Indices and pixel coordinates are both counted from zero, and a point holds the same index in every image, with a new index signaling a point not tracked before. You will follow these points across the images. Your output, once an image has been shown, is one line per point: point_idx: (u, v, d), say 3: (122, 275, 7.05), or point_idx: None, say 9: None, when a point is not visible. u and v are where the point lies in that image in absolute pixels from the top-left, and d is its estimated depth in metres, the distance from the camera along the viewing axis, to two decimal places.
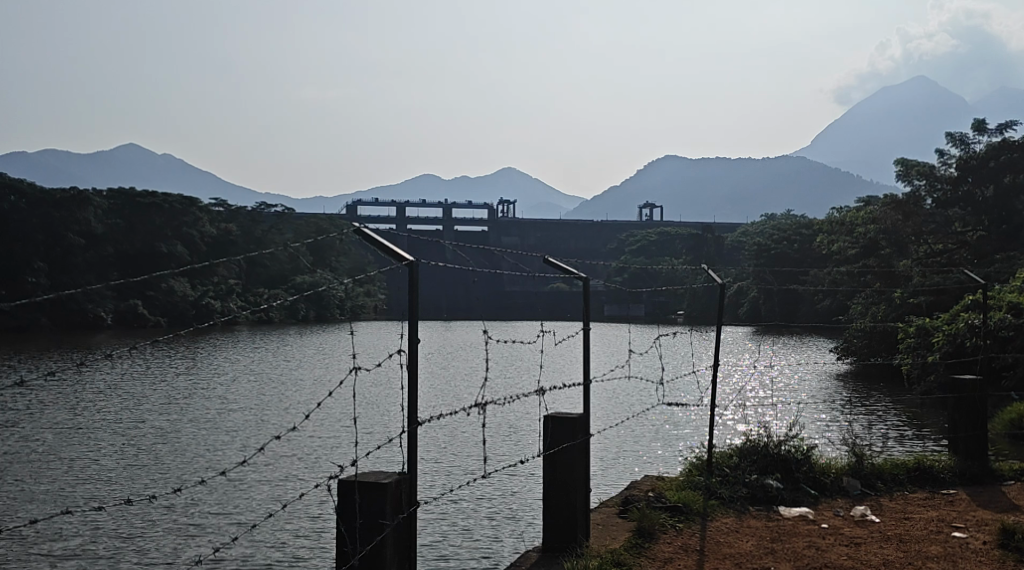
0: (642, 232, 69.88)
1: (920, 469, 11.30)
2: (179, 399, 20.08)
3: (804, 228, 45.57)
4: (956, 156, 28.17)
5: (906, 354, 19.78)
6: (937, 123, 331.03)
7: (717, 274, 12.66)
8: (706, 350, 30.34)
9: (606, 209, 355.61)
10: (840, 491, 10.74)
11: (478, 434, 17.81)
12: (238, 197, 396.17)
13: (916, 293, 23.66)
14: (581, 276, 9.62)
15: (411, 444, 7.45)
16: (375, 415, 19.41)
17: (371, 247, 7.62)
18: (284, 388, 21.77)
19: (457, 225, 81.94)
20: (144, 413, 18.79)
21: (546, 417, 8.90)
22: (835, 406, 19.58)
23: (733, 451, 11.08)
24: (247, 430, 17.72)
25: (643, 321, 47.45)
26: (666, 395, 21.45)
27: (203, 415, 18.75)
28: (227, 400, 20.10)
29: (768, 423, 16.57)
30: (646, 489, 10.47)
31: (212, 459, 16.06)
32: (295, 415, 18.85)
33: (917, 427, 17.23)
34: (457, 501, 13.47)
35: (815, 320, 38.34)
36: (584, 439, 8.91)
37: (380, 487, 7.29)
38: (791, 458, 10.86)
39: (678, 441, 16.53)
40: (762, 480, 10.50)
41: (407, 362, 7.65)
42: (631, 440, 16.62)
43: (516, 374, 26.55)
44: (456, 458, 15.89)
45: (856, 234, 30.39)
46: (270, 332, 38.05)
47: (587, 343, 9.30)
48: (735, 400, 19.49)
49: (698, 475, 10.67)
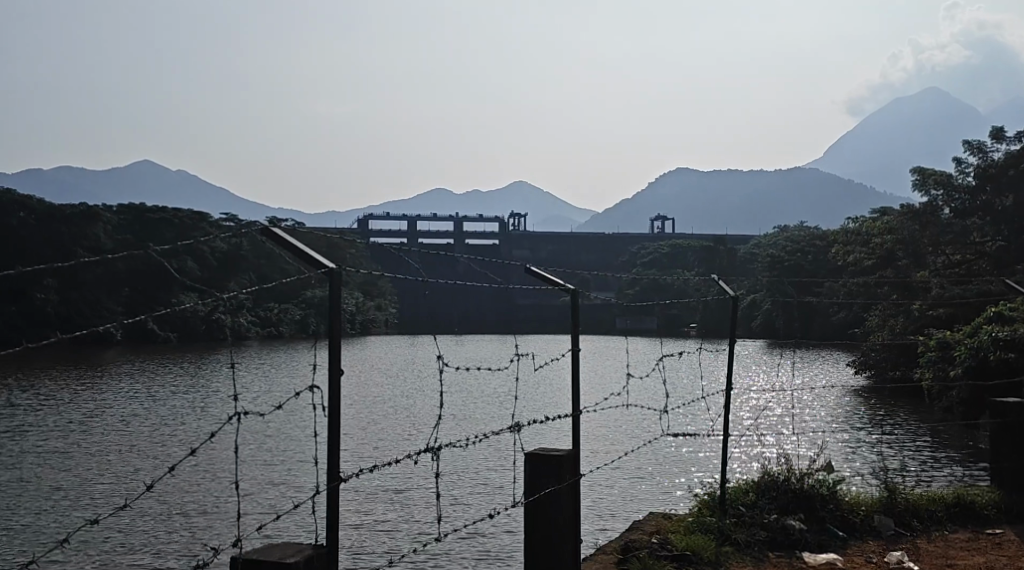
0: (656, 244, 69.44)
1: (961, 504, 10.62)
2: (168, 421, 19.49)
3: (818, 239, 45.15)
4: (974, 165, 27.41)
5: (926, 371, 19.10)
6: (951, 133, 329.41)
7: (730, 286, 11.85)
8: (718, 372, 29.89)
9: (618, 222, 354.73)
10: (872, 532, 10.09)
11: (478, 463, 17.20)
12: (249, 211, 396.15)
13: (934, 307, 23.08)
14: (569, 286, 9.00)
15: (330, 504, 6.69)
16: (370, 455, 18.89)
17: (284, 249, 7.43)
18: (281, 418, 21.23)
19: (469, 238, 81.60)
20: (131, 435, 18.16)
21: (529, 456, 8.28)
22: (856, 428, 18.97)
23: (747, 484, 10.45)
24: (231, 461, 17.09)
25: (656, 338, 47.02)
26: (676, 422, 21.03)
27: (190, 437, 18.10)
28: (220, 423, 19.52)
29: (785, 452, 16.00)
30: (651, 532, 9.78)
31: (188, 492, 15.39)
32: (284, 446, 18.29)
33: (945, 452, 16.59)
34: (451, 545, 12.84)
35: (831, 333, 37.86)
36: (571, 481, 8.29)
37: (284, 567, 6.59)
38: (816, 496, 10.19)
39: (689, 473, 15.90)
40: (783, 521, 9.82)
41: (327, 404, 6.99)
42: (641, 472, 16.08)
43: (526, 394, 26.17)
44: (458, 492, 15.25)
45: (873, 245, 29.93)
46: (279, 348, 37.67)
47: (576, 363, 8.67)
48: (750, 426, 18.95)
49: (708, 515, 9.97)
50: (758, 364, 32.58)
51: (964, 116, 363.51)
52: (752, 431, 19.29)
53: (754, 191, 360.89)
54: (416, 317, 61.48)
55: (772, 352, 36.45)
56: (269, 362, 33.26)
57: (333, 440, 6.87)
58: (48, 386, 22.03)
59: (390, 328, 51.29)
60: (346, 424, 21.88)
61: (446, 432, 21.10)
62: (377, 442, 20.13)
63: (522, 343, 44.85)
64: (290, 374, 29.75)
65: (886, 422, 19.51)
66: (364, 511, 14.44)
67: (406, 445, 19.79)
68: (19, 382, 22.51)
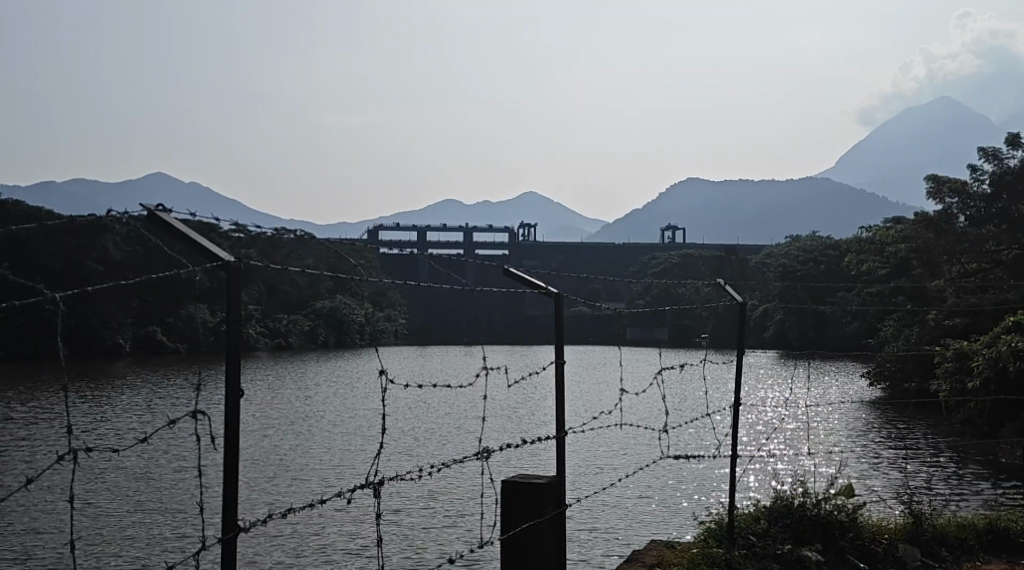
0: (668, 254, 68.89)
1: (993, 532, 10.17)
2: (156, 455, 19.19)
3: (830, 248, 44.64)
4: (990, 172, 26.83)
5: (943, 383, 18.58)
6: (963, 143, 327.96)
7: (741, 293, 11.35)
8: (729, 386, 29.46)
9: (630, 233, 354.00)
10: (896, 563, 9.57)
11: (477, 486, 16.79)
12: (260, 222, 396.61)
13: (951, 317, 22.56)
14: (551, 290, 8.49)
15: (226, 556, 6.23)
16: (365, 470, 18.50)
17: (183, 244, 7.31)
18: (276, 441, 20.99)
19: (479, 249, 81.24)
20: (110, 471, 17.84)
21: (511, 485, 7.91)
22: (870, 445, 18.47)
23: (759, 511, 10.13)
24: (208, 492, 16.70)
25: (667, 349, 46.51)
26: (686, 440, 20.59)
27: (167, 474, 17.76)
28: (210, 458, 19.23)
29: (797, 476, 15.53)
30: (653, 565, 9.32)
31: (159, 525, 15.04)
32: (268, 475, 18.13)
33: (964, 471, 16.08)
34: None
35: (844, 344, 37.32)
36: (553, 513, 7.93)
37: None
38: (835, 523, 9.72)
39: (695, 498, 15.45)
40: (800, 552, 9.32)
41: (228, 443, 6.50)
42: (644, 497, 15.66)
43: (534, 407, 25.74)
44: (448, 518, 14.74)
45: (889, 253, 29.48)
46: (287, 361, 37.38)
47: (560, 376, 8.23)
48: (760, 449, 18.50)
49: (717, 546, 9.50)
50: (770, 376, 32.12)
51: (977, 125, 362.00)
52: (762, 449, 18.81)
53: (765, 201, 359.82)
54: (425, 328, 61.14)
55: (784, 363, 35.93)
56: (273, 375, 32.82)
57: (232, 486, 6.36)
58: (54, 401, 21.87)
59: (398, 339, 50.94)
60: (346, 437, 21.45)
61: (449, 445, 20.67)
62: (379, 455, 19.70)
63: (531, 355, 44.44)
64: (294, 388, 29.41)
65: (902, 438, 19.01)
66: (355, 536, 14.08)
67: (406, 458, 19.35)
68: (22, 397, 22.26)
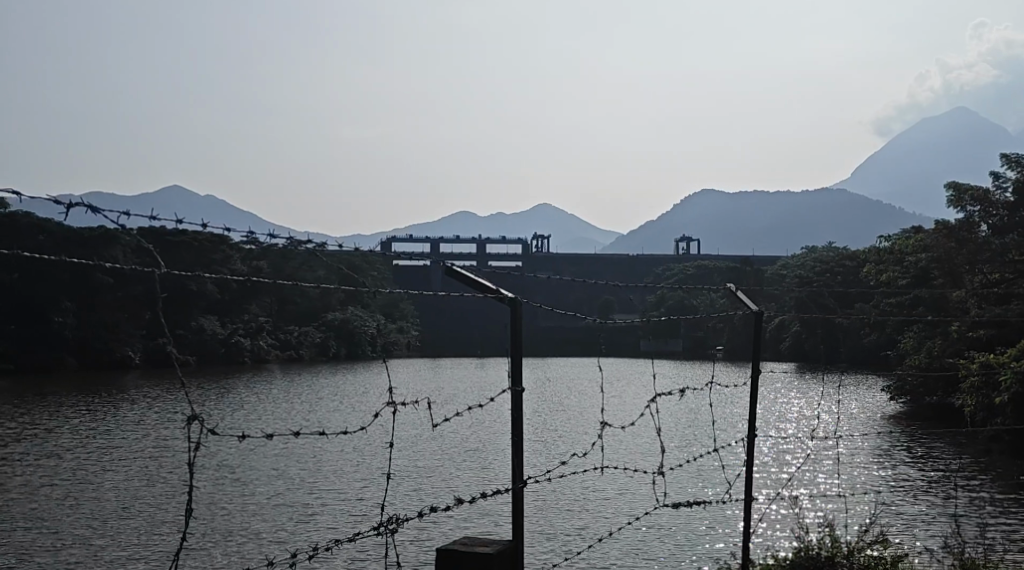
0: (682, 264, 68.04)
1: None
2: (141, 475, 18.27)
3: (847, 257, 43.82)
4: (1013, 179, 25.95)
5: (968, 399, 17.82)
6: (981, 152, 325.48)
7: (754, 300, 10.41)
8: (747, 404, 28.77)
9: (644, 244, 352.52)
10: None
11: (482, 516, 16.18)
12: (275, 233, 396.94)
13: (975, 328, 21.75)
14: (504, 297, 7.95)
15: None
16: (366, 489, 17.70)
17: None
18: (282, 460, 20.22)
19: (492, 259, 80.45)
20: (95, 490, 17.14)
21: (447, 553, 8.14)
22: (896, 469, 17.72)
23: (778, 564, 9.37)
24: (199, 518, 15.97)
25: (682, 361, 45.73)
26: (705, 467, 19.89)
27: (143, 498, 16.81)
28: (204, 478, 18.50)
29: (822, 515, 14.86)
30: None
31: (136, 557, 14.25)
32: (261, 495, 17.40)
33: (994, 497, 15.34)
34: None
35: (863, 354, 36.54)
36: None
37: None
38: None
39: (710, 537, 14.80)
40: None
41: None
42: (659, 533, 15.01)
43: (546, 424, 25.07)
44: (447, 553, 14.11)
45: (910, 263, 28.61)
46: (298, 373, 36.86)
47: (518, 403, 8.01)
48: (784, 479, 17.82)
49: None
50: (791, 391, 31.34)
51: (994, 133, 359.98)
52: (784, 476, 18.12)
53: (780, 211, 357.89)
54: (437, 339, 60.49)
55: (801, 376, 35.21)
56: (280, 389, 32.14)
57: None
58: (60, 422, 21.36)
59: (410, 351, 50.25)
60: (353, 456, 20.79)
61: (459, 463, 19.94)
62: (382, 475, 18.96)
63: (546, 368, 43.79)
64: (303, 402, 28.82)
65: (927, 460, 18.28)
66: None
67: (411, 478, 18.57)
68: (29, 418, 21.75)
